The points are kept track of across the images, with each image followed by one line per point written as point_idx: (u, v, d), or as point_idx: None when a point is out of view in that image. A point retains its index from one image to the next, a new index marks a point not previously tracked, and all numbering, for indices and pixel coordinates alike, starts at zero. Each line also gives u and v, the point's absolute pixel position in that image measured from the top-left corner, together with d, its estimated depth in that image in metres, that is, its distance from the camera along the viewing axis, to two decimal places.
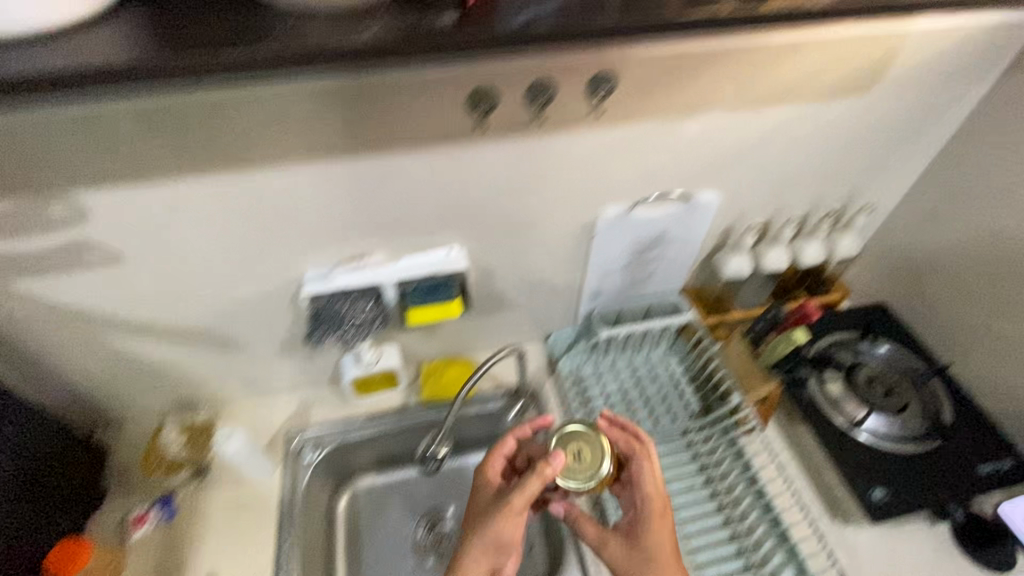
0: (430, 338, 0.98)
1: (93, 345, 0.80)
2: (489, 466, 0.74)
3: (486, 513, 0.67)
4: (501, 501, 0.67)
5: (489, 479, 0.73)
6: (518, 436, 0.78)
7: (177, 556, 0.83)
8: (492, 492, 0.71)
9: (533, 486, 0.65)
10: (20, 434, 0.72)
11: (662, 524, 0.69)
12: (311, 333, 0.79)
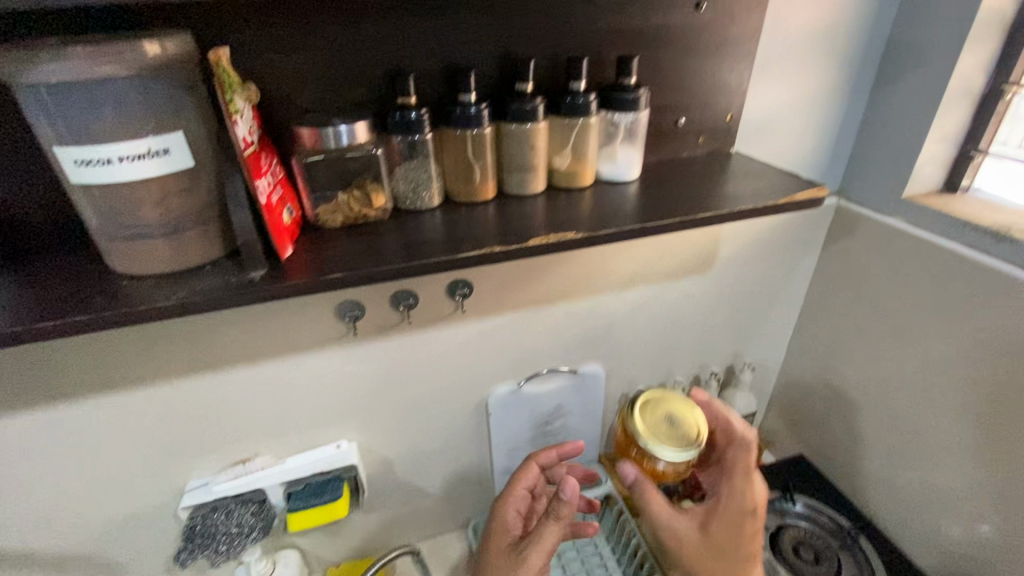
0: (335, 539, 0.93)
1: None
2: (502, 504, 0.77)
3: (499, 551, 0.71)
4: (518, 544, 0.69)
5: (505, 515, 0.76)
6: (540, 464, 0.83)
7: None
8: (502, 528, 0.74)
9: (550, 533, 0.66)
10: None
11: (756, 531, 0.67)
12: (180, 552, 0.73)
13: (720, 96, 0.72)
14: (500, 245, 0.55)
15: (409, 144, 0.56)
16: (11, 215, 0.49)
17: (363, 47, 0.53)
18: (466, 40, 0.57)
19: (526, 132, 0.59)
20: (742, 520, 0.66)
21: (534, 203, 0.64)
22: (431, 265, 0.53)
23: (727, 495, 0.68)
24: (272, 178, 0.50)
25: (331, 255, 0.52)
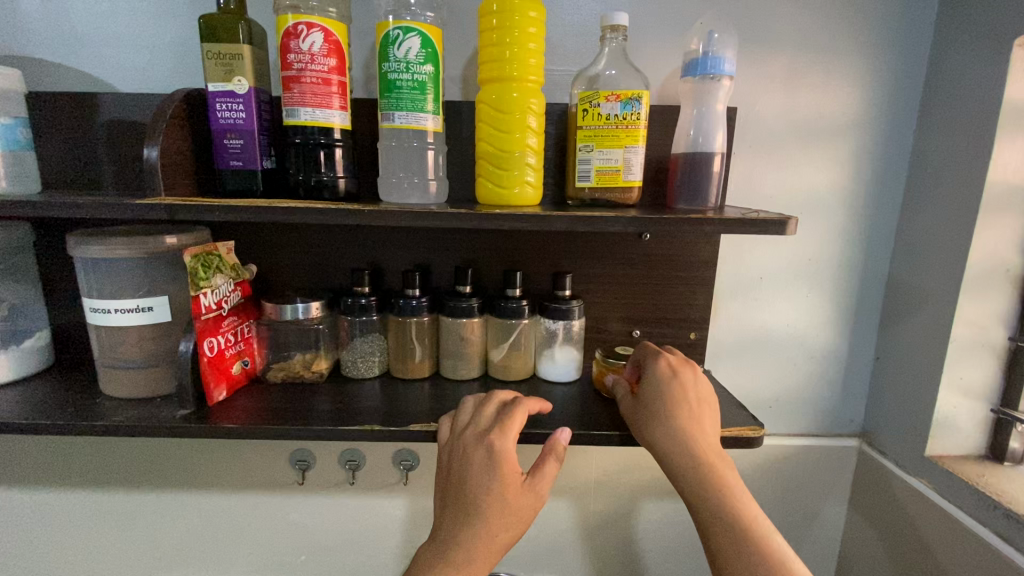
0: None
1: None
2: (492, 440, 0.53)
3: (502, 492, 0.52)
4: (503, 461, 0.53)
5: (510, 450, 0.53)
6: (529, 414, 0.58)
7: None
8: (484, 463, 0.53)
9: (551, 470, 0.54)
10: None
11: (709, 424, 0.56)
12: None
13: (680, 318, 0.73)
14: (379, 425, 0.58)
15: (358, 322, 0.67)
16: (75, 331, 0.70)
17: (340, 249, 0.68)
18: (425, 248, 0.69)
19: (460, 324, 0.67)
20: (673, 383, 0.58)
21: (465, 387, 0.68)
22: (308, 432, 0.57)
23: (663, 370, 0.59)
24: (236, 336, 0.62)
25: (255, 405, 0.61)
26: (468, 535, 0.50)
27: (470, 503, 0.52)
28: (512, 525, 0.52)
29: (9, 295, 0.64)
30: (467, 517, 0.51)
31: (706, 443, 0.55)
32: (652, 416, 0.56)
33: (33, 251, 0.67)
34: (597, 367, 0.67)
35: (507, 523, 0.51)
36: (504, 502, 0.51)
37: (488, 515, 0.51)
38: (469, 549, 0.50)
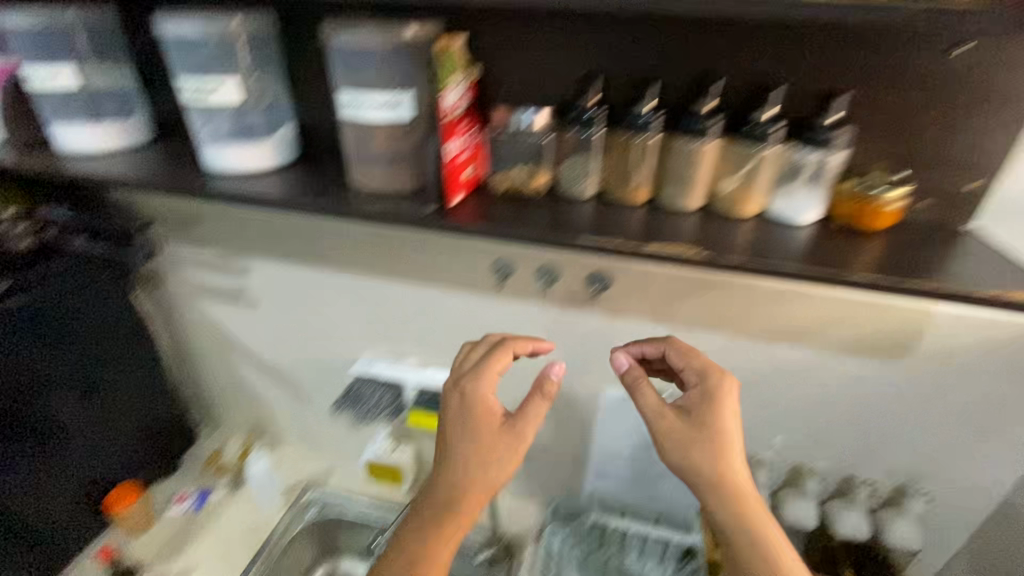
0: (442, 452, 1.10)
1: (224, 361, 1.13)
2: (467, 382, 0.69)
3: (478, 430, 0.66)
4: (478, 403, 0.67)
5: (482, 392, 0.67)
6: (514, 353, 0.72)
7: (184, 537, 1.02)
8: (460, 406, 0.68)
9: (537, 406, 0.67)
10: (155, 399, 1.06)
11: (739, 451, 0.65)
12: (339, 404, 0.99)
13: (965, 160, 0.59)
14: (605, 241, 0.59)
15: (580, 138, 0.63)
16: (315, 127, 0.76)
17: (569, 52, 0.63)
18: (662, 55, 0.61)
19: (693, 148, 0.60)
20: (713, 399, 0.66)
21: (684, 216, 0.65)
22: (538, 236, 0.60)
23: (675, 356, 0.71)
24: (469, 141, 0.63)
25: (487, 211, 0.64)
26: (453, 474, 0.65)
27: (445, 466, 0.66)
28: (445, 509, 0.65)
29: (268, 86, 0.71)
30: (450, 450, 0.67)
31: (728, 448, 0.64)
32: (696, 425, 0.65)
33: (281, 44, 0.71)
34: (842, 198, 0.62)
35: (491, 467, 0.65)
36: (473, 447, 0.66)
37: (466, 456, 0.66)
38: (447, 489, 0.65)
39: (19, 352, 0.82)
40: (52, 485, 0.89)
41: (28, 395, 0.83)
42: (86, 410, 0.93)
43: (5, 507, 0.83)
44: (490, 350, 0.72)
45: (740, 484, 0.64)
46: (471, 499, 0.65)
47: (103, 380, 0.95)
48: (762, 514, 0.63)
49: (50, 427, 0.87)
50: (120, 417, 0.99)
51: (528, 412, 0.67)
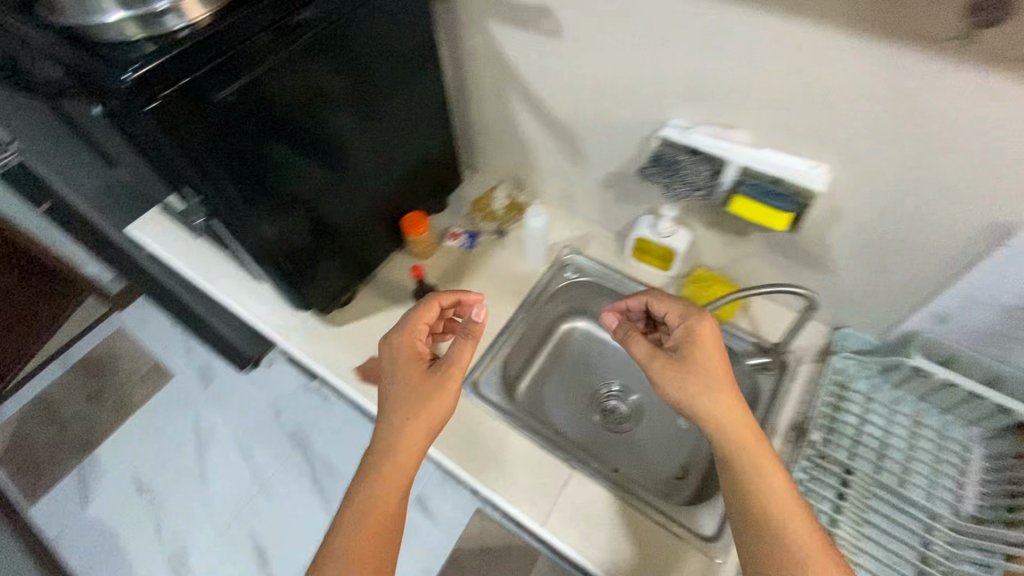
0: (725, 248, 0.97)
1: (500, 102, 1.03)
2: (392, 339, 0.81)
3: (406, 381, 0.77)
4: (401, 348, 0.80)
5: (398, 340, 0.80)
6: (442, 302, 0.86)
7: (461, 270, 1.09)
8: (392, 356, 0.80)
9: (466, 352, 0.77)
10: (429, 133, 1.03)
11: (706, 395, 0.70)
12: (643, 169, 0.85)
13: None
14: None
15: None
16: None
17: None
18: None
19: None
20: (700, 349, 0.73)
21: None
22: None
23: (670, 315, 0.80)
24: None
25: None
26: (388, 428, 0.74)
27: (383, 421, 0.75)
28: (388, 434, 0.73)
29: None
30: (383, 398, 0.78)
31: (704, 411, 0.69)
32: (703, 379, 0.71)
33: None
34: None
35: (411, 398, 0.75)
36: (409, 388, 0.75)
37: (394, 406, 0.75)
38: (388, 433, 0.74)
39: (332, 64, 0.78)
40: (358, 202, 0.96)
41: (339, 112, 0.83)
42: (378, 137, 0.93)
43: (330, 215, 0.91)
44: (414, 311, 0.83)
45: (717, 412, 0.69)
46: (414, 424, 0.73)
47: (391, 107, 0.92)
48: (762, 445, 0.68)
49: (353, 149, 0.89)
50: (403, 146, 0.99)
51: (459, 351, 0.76)
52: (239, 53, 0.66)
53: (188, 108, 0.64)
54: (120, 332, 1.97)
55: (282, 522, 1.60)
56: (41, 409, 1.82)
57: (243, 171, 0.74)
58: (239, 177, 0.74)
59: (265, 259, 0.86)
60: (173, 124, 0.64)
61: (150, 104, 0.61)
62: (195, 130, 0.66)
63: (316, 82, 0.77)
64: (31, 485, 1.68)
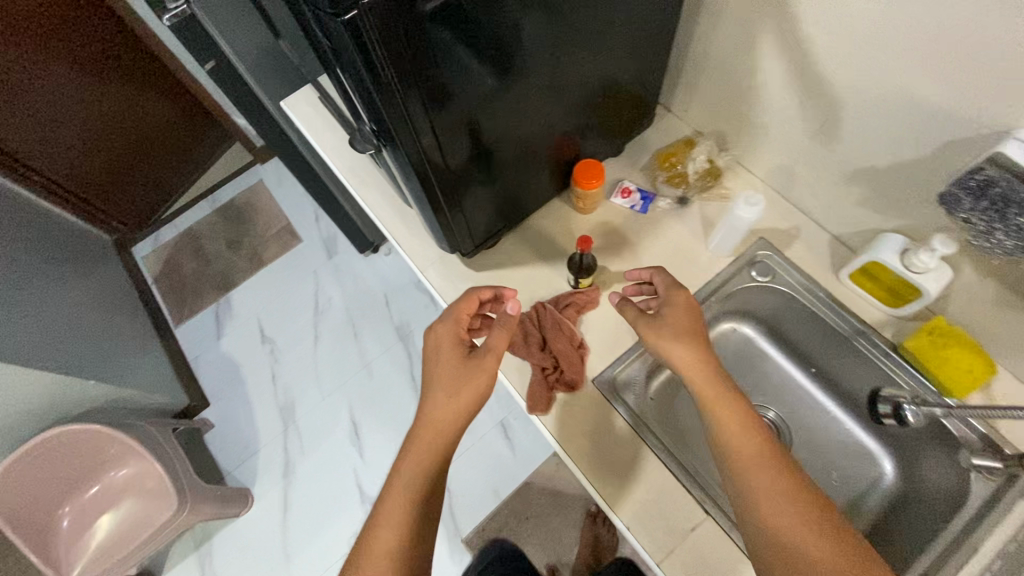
0: (997, 308, 0.72)
1: (742, 35, 0.78)
2: (433, 331, 0.77)
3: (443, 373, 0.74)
4: (441, 346, 0.76)
5: (439, 333, 0.77)
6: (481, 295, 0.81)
7: (626, 238, 0.92)
8: (434, 347, 0.77)
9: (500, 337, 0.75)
10: (632, 56, 0.82)
11: (682, 357, 0.69)
12: (946, 192, 0.60)
13: None
14: None
15: None
16: None
17: None
18: None
19: None
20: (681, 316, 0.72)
21: None
22: None
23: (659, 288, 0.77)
24: None
25: None
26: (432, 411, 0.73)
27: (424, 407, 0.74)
28: (425, 410, 0.74)
29: None
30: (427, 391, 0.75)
31: (692, 380, 0.68)
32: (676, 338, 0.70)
33: None
34: None
35: (446, 381, 0.74)
36: (450, 372, 0.74)
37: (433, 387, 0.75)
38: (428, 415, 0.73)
39: None
40: (532, 135, 0.81)
41: (544, 23, 0.65)
42: (574, 60, 0.75)
43: (501, 149, 0.78)
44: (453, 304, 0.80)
45: (685, 371, 0.69)
46: (441, 399, 0.73)
47: (600, 22, 0.72)
48: (727, 400, 0.67)
49: (545, 73, 0.72)
50: (598, 71, 0.80)
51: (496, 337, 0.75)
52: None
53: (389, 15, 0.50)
54: (262, 186, 2.04)
55: (376, 407, 1.70)
56: (191, 241, 1.99)
57: (428, 95, 0.60)
58: (430, 104, 0.61)
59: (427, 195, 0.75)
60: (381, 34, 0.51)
61: (361, 7, 0.48)
62: (396, 44, 0.53)
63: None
64: (177, 309, 1.88)
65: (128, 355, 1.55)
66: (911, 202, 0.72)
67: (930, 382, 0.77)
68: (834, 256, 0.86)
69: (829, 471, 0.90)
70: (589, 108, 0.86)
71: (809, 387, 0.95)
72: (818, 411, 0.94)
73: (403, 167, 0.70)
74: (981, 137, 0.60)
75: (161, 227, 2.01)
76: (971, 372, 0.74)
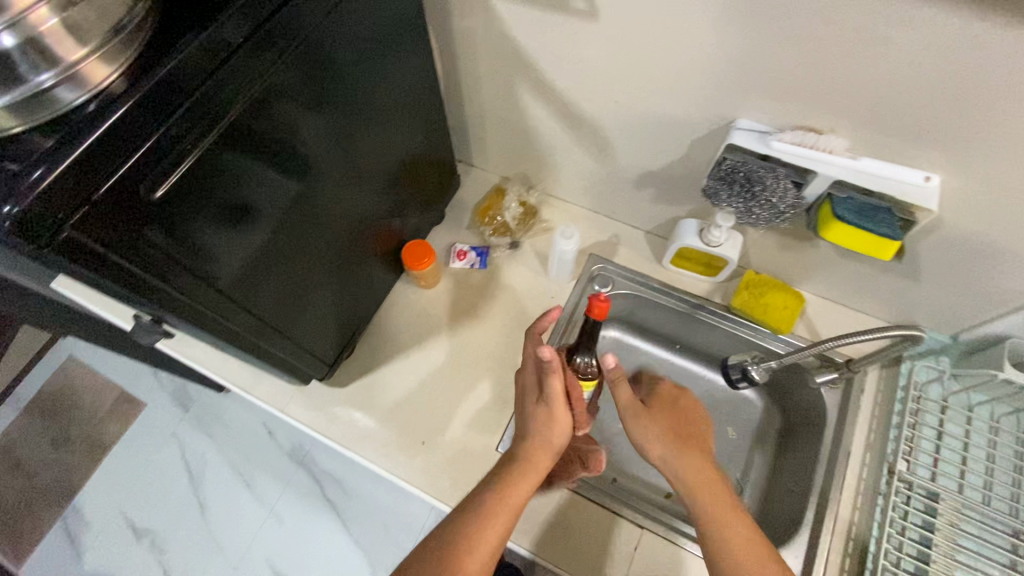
0: (782, 252, 0.84)
1: (505, 93, 0.83)
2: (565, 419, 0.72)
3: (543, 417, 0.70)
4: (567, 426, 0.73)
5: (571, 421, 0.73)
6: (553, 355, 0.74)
7: (477, 298, 0.94)
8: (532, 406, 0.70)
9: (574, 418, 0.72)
10: (417, 128, 0.81)
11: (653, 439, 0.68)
12: (708, 185, 0.70)
13: None
14: None
15: None
16: None
17: None
18: None
19: None
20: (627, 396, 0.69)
21: None
22: None
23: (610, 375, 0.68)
24: None
25: None
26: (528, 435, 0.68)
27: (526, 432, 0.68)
28: (533, 451, 0.66)
29: None
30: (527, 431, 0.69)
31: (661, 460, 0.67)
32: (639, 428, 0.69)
33: None
34: None
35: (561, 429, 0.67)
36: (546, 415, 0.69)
37: (539, 431, 0.67)
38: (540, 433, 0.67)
39: (293, 113, 0.54)
40: (349, 247, 0.76)
41: (316, 155, 0.60)
42: (362, 170, 0.71)
43: (321, 276, 0.72)
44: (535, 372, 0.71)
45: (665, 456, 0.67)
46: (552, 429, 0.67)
47: (369, 128, 0.69)
48: (693, 470, 0.65)
49: (338, 194, 0.67)
50: (389, 160, 0.77)
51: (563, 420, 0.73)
52: (194, 102, 0.44)
53: (117, 247, 0.42)
54: (73, 363, 1.74)
55: (300, 548, 1.52)
56: (1, 461, 1.63)
57: (210, 282, 0.53)
58: (222, 265, 0.53)
59: (255, 352, 0.68)
60: (118, 238, 0.42)
61: (69, 227, 0.38)
62: (145, 258, 0.45)
63: (291, 112, 0.54)
64: (13, 548, 1.53)
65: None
66: (690, 192, 0.83)
67: (761, 326, 0.88)
68: (654, 249, 0.96)
69: (725, 429, 0.98)
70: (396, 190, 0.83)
71: (680, 362, 1.03)
72: (697, 382, 1.02)
73: (220, 341, 0.62)
74: (715, 132, 0.71)
75: None
76: (788, 307, 0.87)
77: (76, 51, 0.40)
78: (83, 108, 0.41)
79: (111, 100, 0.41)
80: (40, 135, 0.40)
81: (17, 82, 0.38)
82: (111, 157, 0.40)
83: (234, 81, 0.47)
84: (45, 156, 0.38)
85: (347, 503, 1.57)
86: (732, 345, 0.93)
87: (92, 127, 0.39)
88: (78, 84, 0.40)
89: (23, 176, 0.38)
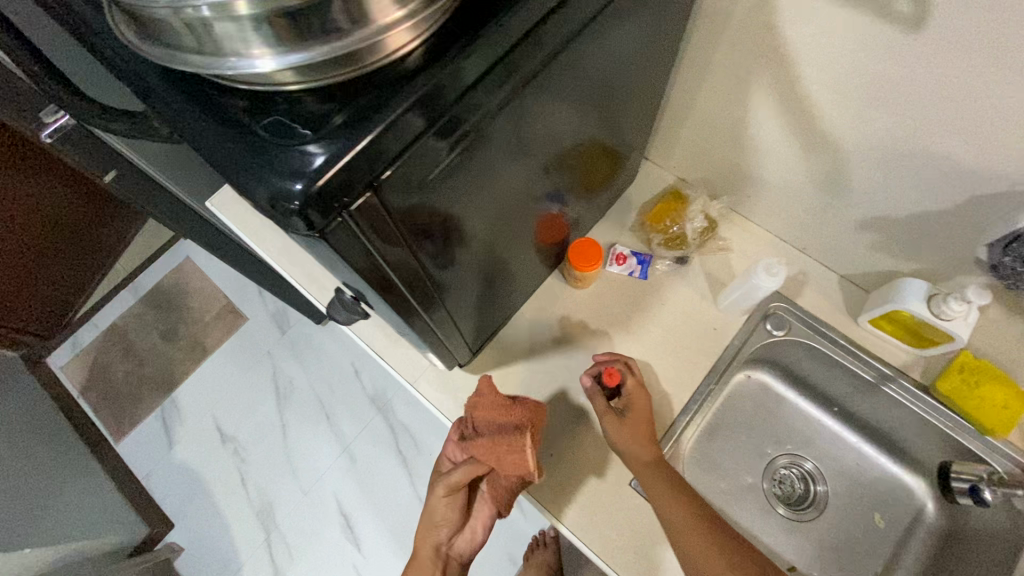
0: None
1: (732, 90, 0.71)
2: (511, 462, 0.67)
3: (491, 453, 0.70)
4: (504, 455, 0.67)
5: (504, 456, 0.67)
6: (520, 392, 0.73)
7: (631, 309, 0.85)
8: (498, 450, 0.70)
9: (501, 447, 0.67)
10: (623, 123, 0.72)
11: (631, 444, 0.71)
12: (999, 262, 0.62)
13: None
14: None
15: None
16: None
17: None
18: None
19: None
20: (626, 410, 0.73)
21: None
22: None
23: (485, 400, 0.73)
24: None
25: None
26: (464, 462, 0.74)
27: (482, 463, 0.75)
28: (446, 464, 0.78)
29: None
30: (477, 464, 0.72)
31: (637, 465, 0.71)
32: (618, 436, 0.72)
33: None
34: None
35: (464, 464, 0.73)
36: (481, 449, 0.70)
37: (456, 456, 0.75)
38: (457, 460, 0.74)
39: (549, 103, 0.48)
40: (524, 239, 0.71)
41: (544, 147, 0.54)
42: (565, 162, 0.64)
43: (495, 267, 0.67)
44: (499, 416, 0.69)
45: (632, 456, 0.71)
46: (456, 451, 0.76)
47: (591, 122, 0.61)
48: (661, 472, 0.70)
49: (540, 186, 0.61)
50: (588, 154, 0.69)
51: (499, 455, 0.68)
52: (458, 107, 0.37)
53: (376, 238, 0.37)
54: (189, 264, 1.82)
55: (366, 492, 1.55)
56: (116, 340, 1.75)
57: (427, 277, 0.48)
58: (441, 259, 0.48)
59: (421, 338, 0.64)
60: (380, 228, 0.37)
61: (346, 213, 0.34)
62: (393, 251, 0.40)
63: (548, 102, 0.47)
64: (115, 422, 1.65)
65: (56, 496, 1.32)
66: (930, 248, 0.69)
67: (965, 421, 0.75)
68: (846, 297, 0.83)
69: (873, 513, 0.87)
70: (576, 186, 0.75)
71: (834, 426, 0.91)
72: (848, 452, 0.90)
73: (398, 326, 0.59)
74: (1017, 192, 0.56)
75: (77, 330, 1.75)
76: (1007, 408, 0.71)
77: (390, 13, 0.33)
78: (379, 75, 0.36)
79: (407, 73, 0.36)
80: (317, 100, 0.35)
81: (324, 36, 0.32)
82: (399, 141, 0.35)
83: (519, 65, 0.40)
84: (340, 129, 0.34)
85: (417, 460, 1.58)
86: (914, 429, 0.80)
87: (390, 105, 0.34)
88: (374, 51, 0.34)
89: (301, 147, 0.33)
